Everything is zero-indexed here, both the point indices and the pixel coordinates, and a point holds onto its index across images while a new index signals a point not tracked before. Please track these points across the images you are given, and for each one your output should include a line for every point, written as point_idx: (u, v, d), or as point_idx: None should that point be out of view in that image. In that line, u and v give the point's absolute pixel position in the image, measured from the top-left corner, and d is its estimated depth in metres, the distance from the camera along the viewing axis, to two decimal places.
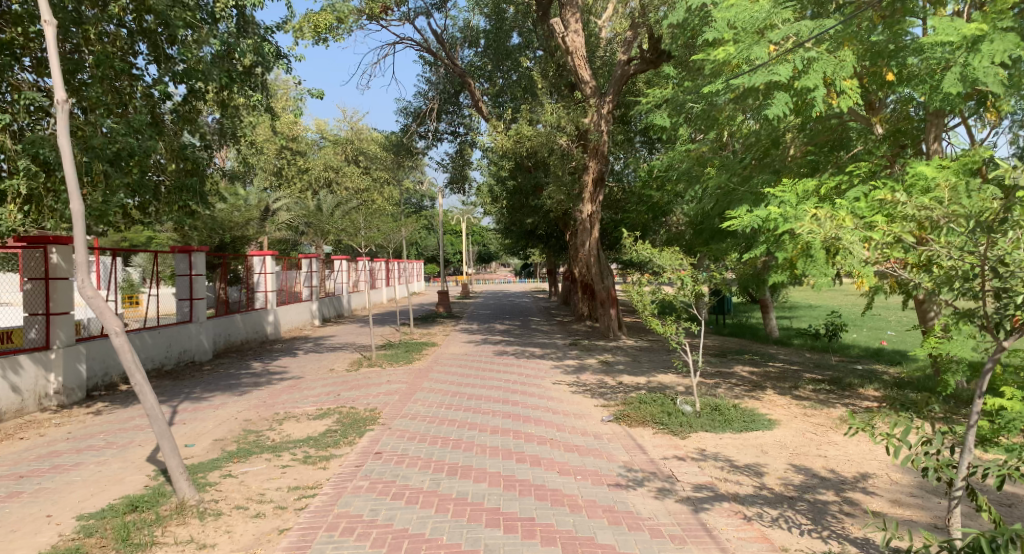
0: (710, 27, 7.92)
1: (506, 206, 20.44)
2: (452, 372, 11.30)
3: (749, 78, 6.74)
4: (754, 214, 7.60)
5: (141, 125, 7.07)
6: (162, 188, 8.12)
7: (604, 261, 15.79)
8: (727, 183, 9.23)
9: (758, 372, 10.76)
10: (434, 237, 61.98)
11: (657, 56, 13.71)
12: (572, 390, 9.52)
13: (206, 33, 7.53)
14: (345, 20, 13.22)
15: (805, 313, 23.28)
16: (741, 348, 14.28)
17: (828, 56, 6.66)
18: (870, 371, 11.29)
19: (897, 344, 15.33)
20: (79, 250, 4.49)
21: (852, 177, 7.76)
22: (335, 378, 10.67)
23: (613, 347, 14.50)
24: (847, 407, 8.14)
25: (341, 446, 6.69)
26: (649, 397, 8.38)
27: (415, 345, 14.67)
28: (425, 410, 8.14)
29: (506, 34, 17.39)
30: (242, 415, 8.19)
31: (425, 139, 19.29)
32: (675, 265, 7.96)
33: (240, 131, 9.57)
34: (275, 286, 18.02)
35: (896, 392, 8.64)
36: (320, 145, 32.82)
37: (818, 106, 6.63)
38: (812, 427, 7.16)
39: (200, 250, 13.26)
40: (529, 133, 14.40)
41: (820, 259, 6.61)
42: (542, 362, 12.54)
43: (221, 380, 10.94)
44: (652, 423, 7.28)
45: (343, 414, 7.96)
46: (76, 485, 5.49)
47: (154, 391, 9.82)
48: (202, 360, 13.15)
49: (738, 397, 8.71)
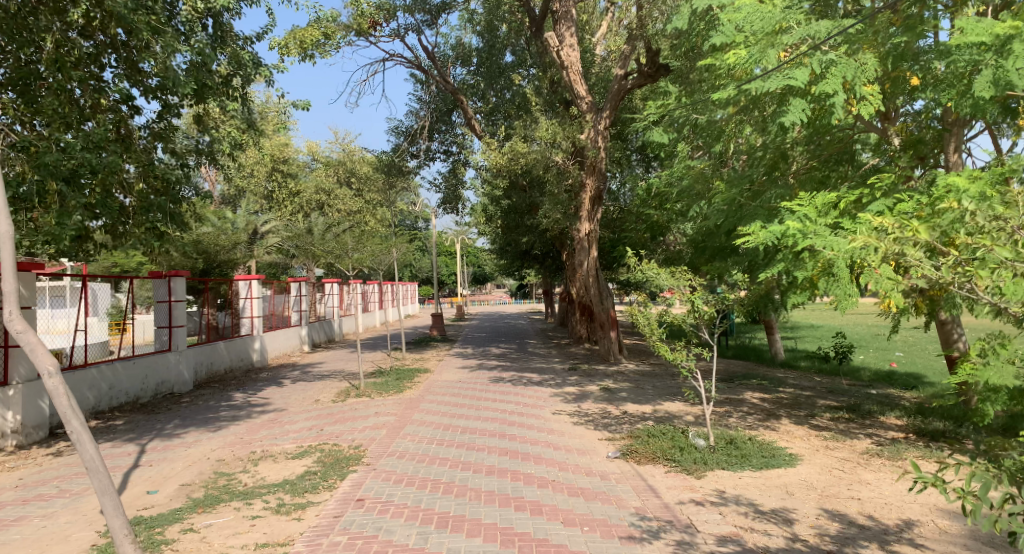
0: (716, 32, 7.52)
1: (502, 226, 19.98)
2: (445, 401, 10.65)
3: (763, 84, 6.30)
4: (768, 230, 6.98)
5: (104, 140, 6.49)
6: (129, 208, 7.52)
7: (603, 281, 15.29)
8: (734, 198, 8.73)
9: (770, 399, 10.15)
10: (428, 259, 61.38)
11: (655, 71, 13.23)
12: (574, 422, 8.88)
13: (175, 41, 6.98)
14: (332, 36, 12.89)
15: (808, 334, 22.74)
16: (748, 371, 13.65)
17: (848, 60, 6.21)
18: (886, 396, 10.69)
19: (909, 366, 14.72)
20: (8, 276, 3.87)
21: (874, 189, 7.25)
22: (319, 411, 9.97)
23: (614, 371, 13.84)
24: (871, 438, 7.55)
25: (319, 491, 6.01)
26: (658, 429, 7.73)
27: (406, 371, 14.01)
28: (415, 446, 7.49)
29: (498, 51, 17.17)
30: (215, 454, 7.50)
31: (416, 158, 18.81)
32: (682, 286, 7.41)
33: (217, 147, 9.05)
34: (261, 311, 17.33)
35: (922, 421, 8.06)
36: (311, 167, 32.39)
37: (839, 113, 6.16)
38: (838, 462, 6.54)
39: (180, 275, 12.59)
40: (524, 150, 13.34)
41: (843, 277, 6.07)
42: (540, 389, 11.89)
43: (198, 413, 10.23)
44: (664, 460, 6.65)
45: (325, 453, 7.30)
46: (12, 545, 4.81)
47: (123, 428, 9.09)
48: (181, 392, 12.42)
49: (753, 427, 8.10)
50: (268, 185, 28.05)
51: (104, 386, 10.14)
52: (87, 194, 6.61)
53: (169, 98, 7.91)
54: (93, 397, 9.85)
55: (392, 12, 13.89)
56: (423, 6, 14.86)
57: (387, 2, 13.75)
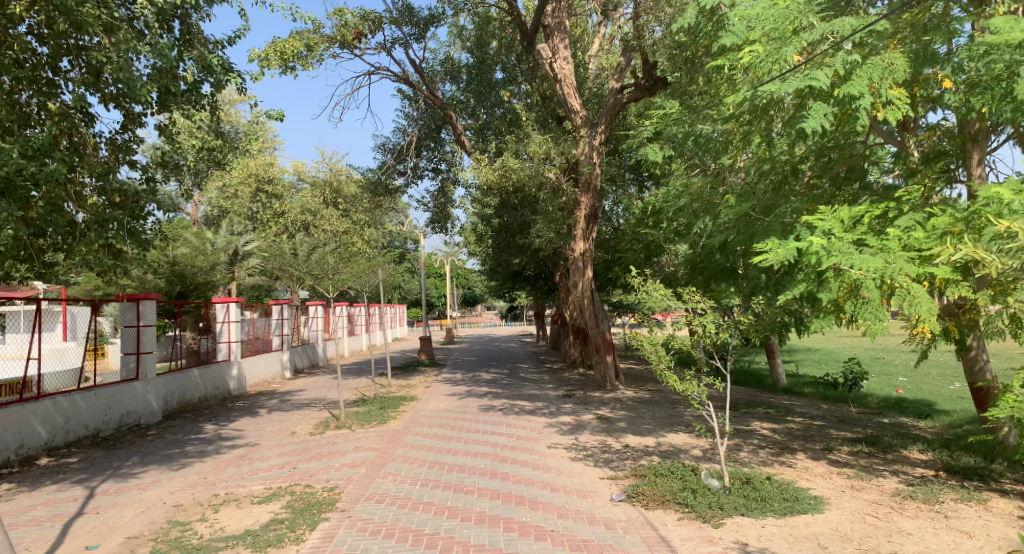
0: (725, 33, 7.14)
1: (492, 246, 19.37)
2: (430, 433, 9.85)
3: (780, 85, 5.93)
4: (788, 246, 6.37)
5: (47, 147, 5.76)
6: (81, 225, 6.73)
7: (599, 303, 14.59)
8: (745, 212, 8.11)
9: (780, 430, 9.50)
10: (416, 281, 60.55)
11: (652, 83, 12.93)
12: (573, 457, 8.13)
13: (130, 38, 6.29)
14: (315, 48, 12.34)
15: (807, 359, 22.12)
16: (752, 399, 12.98)
17: (874, 61, 5.86)
18: (901, 426, 10.07)
19: (917, 392, 14.11)
20: None
21: (901, 205, 6.72)
22: (295, 446, 9.12)
23: (611, 399, 13.10)
24: (898, 476, 6.90)
25: (283, 545, 5.21)
26: (667, 467, 7.00)
27: (391, 399, 13.17)
28: (396, 488, 6.72)
29: (489, 68, 16.70)
30: (172, 498, 6.53)
31: (404, 176, 18.17)
32: (697, 308, 6.71)
33: (182, 158, 8.39)
34: (240, 336, 16.41)
35: (950, 456, 7.41)
36: (297, 187, 31.76)
37: (864, 118, 5.75)
38: (869, 506, 5.87)
39: (151, 298, 11.69)
40: (516, 166, 12.78)
41: (876, 298, 5.42)
42: (534, 419, 11.11)
43: (163, 447, 9.32)
44: (675, 504, 5.94)
45: (297, 496, 6.50)
46: None
47: (75, 466, 8.16)
48: (149, 424, 11.48)
49: (767, 464, 7.42)
50: (251, 206, 27.39)
51: (59, 419, 9.22)
52: (28, 208, 5.80)
53: (132, 106, 7.27)
54: (46, 432, 8.93)
55: (378, 23, 13.40)
56: (411, 19, 14.38)
57: (372, 13, 13.29)
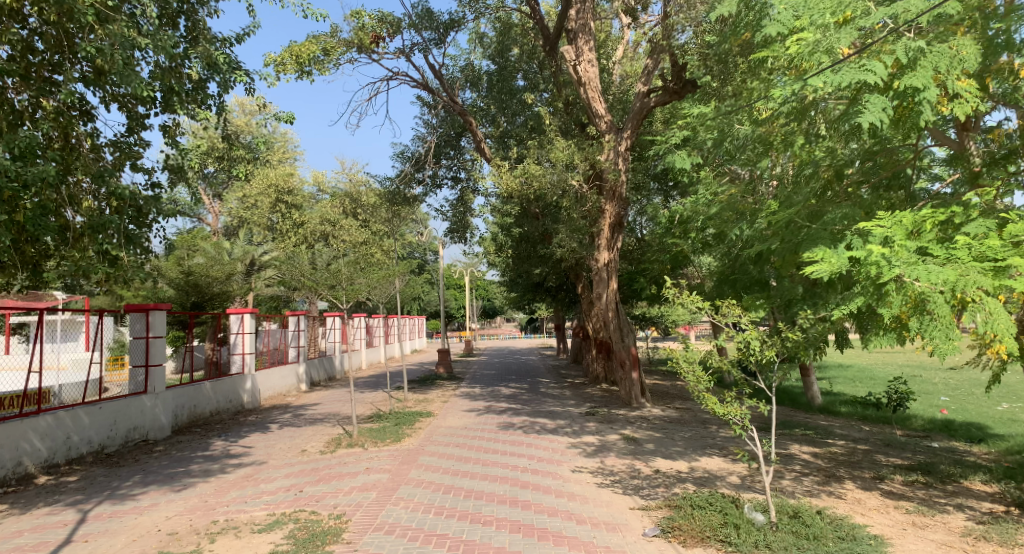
0: (769, 25, 6.65)
1: (512, 256, 18.93)
2: (447, 453, 9.30)
3: (830, 77, 5.45)
4: (841, 256, 5.75)
5: (35, 146, 5.41)
6: (76, 230, 6.38)
7: (624, 316, 13.97)
8: (787, 219, 7.50)
9: (822, 454, 8.81)
10: (436, 292, 60.27)
11: (681, 86, 12.55)
12: (599, 483, 7.51)
13: (128, 33, 5.94)
14: (332, 52, 12.03)
15: (841, 376, 21.19)
16: (788, 419, 12.25)
17: (940, 49, 5.37)
18: (953, 451, 9.30)
19: (963, 414, 13.24)
20: None
21: (967, 211, 6.05)
22: (304, 466, 8.63)
23: (637, 417, 12.46)
24: (964, 511, 6.18)
25: None
26: (706, 496, 6.34)
27: (407, 415, 12.66)
28: (408, 516, 6.19)
29: (509, 75, 16.35)
30: (168, 526, 6.06)
31: (422, 185, 17.82)
32: (737, 324, 6.08)
33: (189, 161, 8.05)
34: (255, 348, 15.98)
35: (1020, 489, 6.66)
36: (317, 198, 31.70)
37: (928, 112, 5.23)
38: (938, 549, 5.17)
39: (160, 309, 11.34)
40: (538, 173, 12.32)
41: (946, 313, 4.77)
42: (556, 438, 10.51)
43: (167, 465, 8.91)
44: (716, 542, 5.31)
45: (301, 524, 6.00)
46: None
47: (74, 485, 7.75)
48: (157, 438, 11.10)
49: (814, 494, 6.76)
50: (271, 217, 27.29)
51: (61, 435, 8.85)
52: (14, 211, 5.53)
53: (136, 106, 6.95)
54: (46, 449, 8.56)
55: (396, 27, 13.09)
56: (432, 24, 14.07)
57: (390, 16, 12.97)
